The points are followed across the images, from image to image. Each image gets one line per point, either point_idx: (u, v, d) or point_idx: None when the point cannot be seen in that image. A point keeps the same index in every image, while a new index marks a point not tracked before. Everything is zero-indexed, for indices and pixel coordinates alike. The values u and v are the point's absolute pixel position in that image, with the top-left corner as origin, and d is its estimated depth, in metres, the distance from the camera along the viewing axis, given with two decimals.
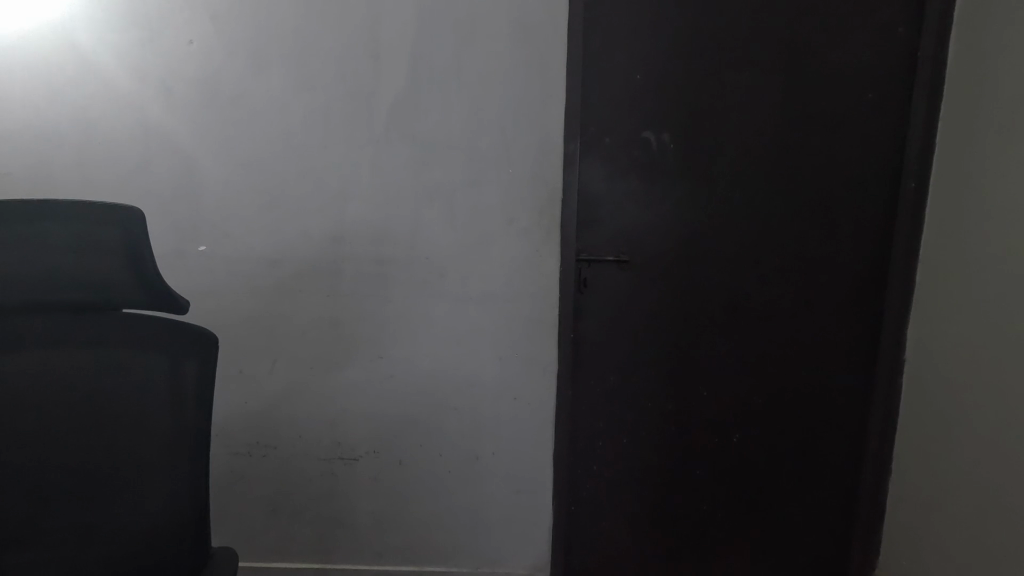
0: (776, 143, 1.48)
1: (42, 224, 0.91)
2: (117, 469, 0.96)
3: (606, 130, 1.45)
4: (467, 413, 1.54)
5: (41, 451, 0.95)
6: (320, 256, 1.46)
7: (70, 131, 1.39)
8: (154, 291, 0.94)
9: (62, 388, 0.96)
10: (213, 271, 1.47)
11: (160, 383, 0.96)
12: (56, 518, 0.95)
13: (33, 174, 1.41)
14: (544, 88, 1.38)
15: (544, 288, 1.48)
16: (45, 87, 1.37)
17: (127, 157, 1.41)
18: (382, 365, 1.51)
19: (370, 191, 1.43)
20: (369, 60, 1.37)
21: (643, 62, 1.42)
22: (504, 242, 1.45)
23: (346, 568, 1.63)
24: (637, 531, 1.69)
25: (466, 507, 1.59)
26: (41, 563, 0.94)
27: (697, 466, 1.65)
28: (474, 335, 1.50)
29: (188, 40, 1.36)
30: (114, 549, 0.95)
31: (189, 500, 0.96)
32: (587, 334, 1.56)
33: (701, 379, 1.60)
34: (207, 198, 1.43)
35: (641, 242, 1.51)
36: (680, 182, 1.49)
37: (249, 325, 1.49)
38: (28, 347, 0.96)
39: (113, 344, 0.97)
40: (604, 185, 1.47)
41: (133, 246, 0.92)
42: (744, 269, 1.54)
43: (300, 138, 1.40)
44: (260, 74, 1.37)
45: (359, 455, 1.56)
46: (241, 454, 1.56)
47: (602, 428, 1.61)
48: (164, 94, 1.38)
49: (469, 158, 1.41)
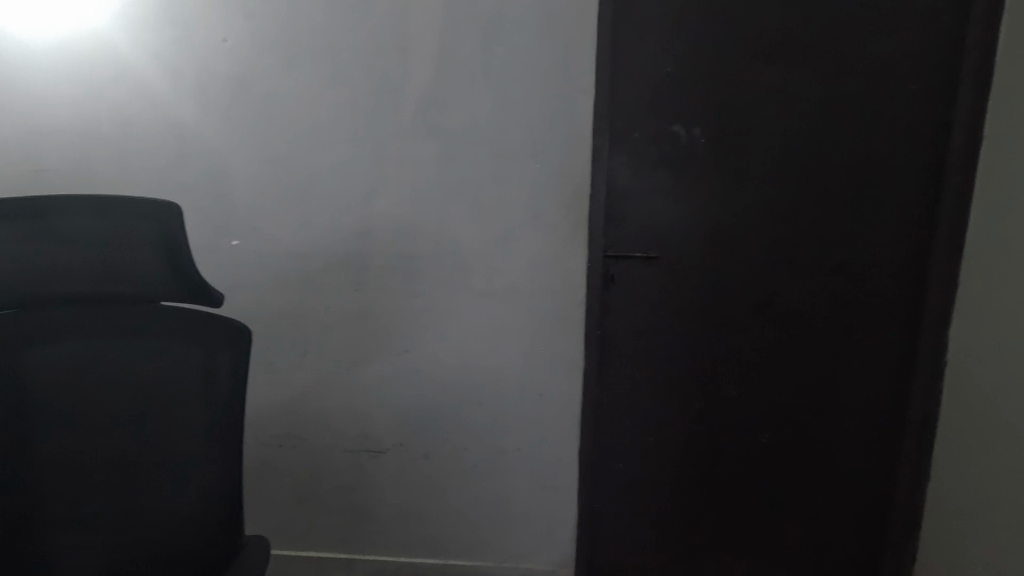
0: (812, 136, 1.44)
1: (83, 218, 0.93)
2: (155, 457, 0.98)
3: (634, 124, 1.43)
4: (492, 409, 1.54)
5: (82, 439, 0.97)
6: (348, 251, 1.47)
7: (108, 128, 1.44)
8: (189, 284, 0.96)
9: (103, 379, 0.98)
10: (245, 265, 1.50)
11: (196, 374, 0.99)
12: (95, 511, 0.98)
13: (74, 169, 1.46)
14: (571, 84, 1.37)
15: (570, 283, 1.47)
16: (86, 86, 1.41)
17: (162, 152, 1.45)
18: (408, 359, 1.52)
19: (396, 186, 1.44)
20: (395, 55, 1.38)
21: (673, 55, 1.40)
22: (530, 238, 1.45)
23: (371, 559, 1.65)
24: (663, 530, 1.67)
25: (490, 501, 1.60)
26: (83, 545, 0.97)
27: (725, 466, 1.62)
28: (499, 332, 1.50)
29: (222, 38, 1.38)
30: (153, 534, 0.98)
31: (222, 488, 0.99)
32: (613, 330, 1.54)
33: (732, 377, 1.57)
34: (239, 192, 1.46)
35: (670, 238, 1.48)
36: (710, 177, 1.46)
37: (279, 318, 1.52)
38: (59, 339, 0.97)
39: (151, 336, 0.99)
40: (631, 180, 1.45)
41: (169, 240, 0.95)
42: (777, 266, 1.50)
43: (328, 134, 1.42)
44: (289, 70, 1.39)
45: (385, 448, 1.58)
46: (271, 446, 1.60)
47: (628, 426, 1.60)
48: (198, 91, 1.41)
49: (494, 154, 1.41)
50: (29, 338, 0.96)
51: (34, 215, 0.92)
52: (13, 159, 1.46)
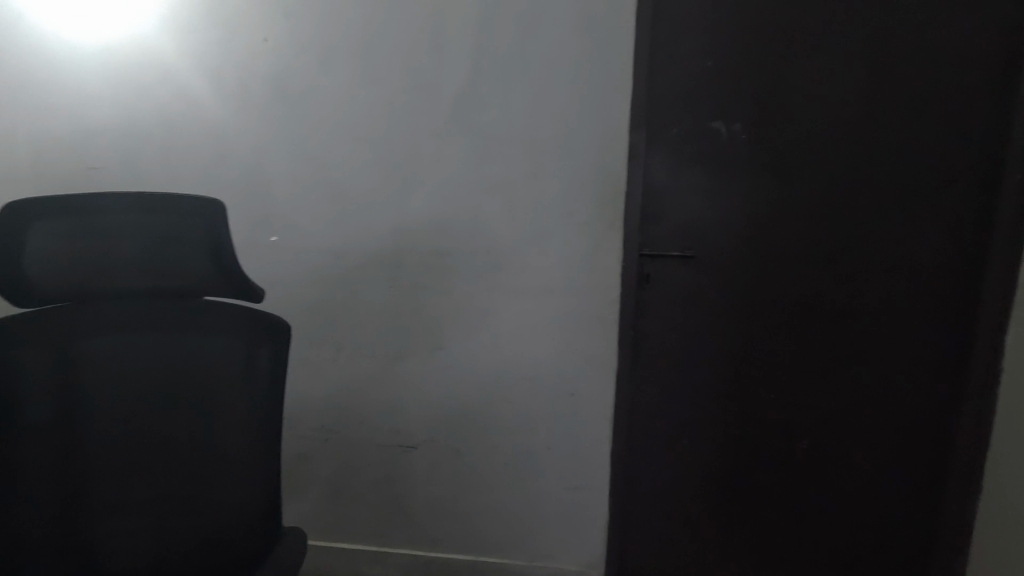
0: (860, 132, 1.38)
1: (131, 216, 0.95)
2: (197, 449, 1.00)
3: (673, 121, 1.40)
4: (523, 407, 1.53)
5: (130, 427, 1.00)
6: (381, 248, 1.49)
7: (155, 127, 1.48)
8: (233, 280, 0.98)
9: (149, 371, 1.00)
10: (283, 261, 1.52)
11: (237, 368, 0.99)
12: (141, 498, 0.99)
13: (122, 167, 1.51)
14: (608, 79, 1.35)
15: (604, 282, 1.45)
16: (135, 86, 1.46)
17: (205, 150, 1.48)
18: (441, 356, 1.53)
19: (431, 183, 1.44)
20: (432, 52, 1.38)
21: (715, 49, 1.36)
22: (564, 236, 1.43)
23: (401, 552, 1.67)
24: (696, 533, 1.64)
25: (520, 500, 1.60)
26: (130, 531, 0.99)
27: (762, 471, 1.58)
28: (531, 331, 1.49)
29: (264, 38, 1.41)
30: (196, 522, 1.00)
31: (260, 480, 0.99)
32: (647, 330, 1.52)
33: (770, 381, 1.53)
34: (278, 189, 1.49)
35: (707, 236, 1.45)
36: (751, 173, 1.41)
37: (315, 314, 1.54)
38: (110, 332, 1.00)
39: (194, 329, 1.00)
40: (668, 178, 1.42)
41: (213, 236, 0.96)
42: (819, 266, 1.45)
43: (365, 133, 1.43)
44: (329, 69, 1.41)
45: (417, 443, 1.59)
46: (307, 438, 1.62)
47: (662, 428, 1.58)
48: (239, 90, 1.44)
49: (529, 152, 1.40)
50: (81, 330, 0.99)
51: (84, 211, 0.94)
52: (66, 157, 1.52)
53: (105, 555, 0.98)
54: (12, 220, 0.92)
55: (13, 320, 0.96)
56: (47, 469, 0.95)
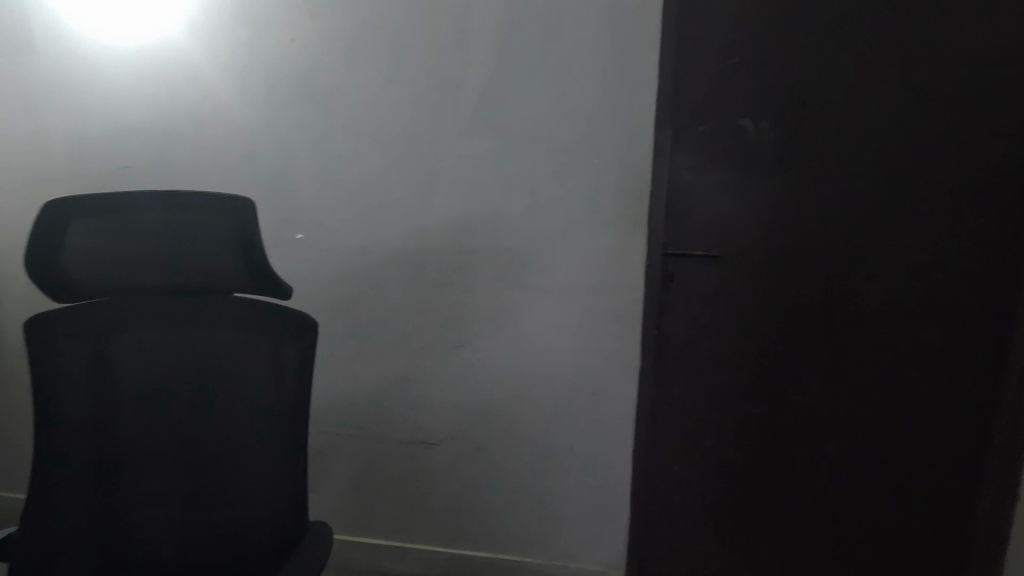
0: (893, 129, 1.34)
1: (164, 215, 0.97)
2: (223, 443, 1.00)
3: (699, 118, 1.38)
4: (544, 406, 1.53)
5: (161, 420, 1.01)
6: (405, 246, 1.50)
7: (186, 126, 1.51)
8: (260, 276, 0.98)
9: (179, 365, 1.02)
10: (308, 258, 1.55)
11: (266, 363, 1.00)
12: (170, 489, 1.00)
13: (153, 166, 1.55)
14: (633, 76, 1.33)
15: (627, 281, 1.44)
16: (166, 86, 1.49)
17: (234, 149, 1.51)
18: (463, 354, 1.53)
19: (455, 181, 1.44)
20: (456, 50, 1.38)
21: (742, 45, 1.34)
22: (587, 234, 1.43)
23: (423, 548, 1.68)
24: (718, 536, 1.62)
25: (541, 498, 1.60)
26: (160, 522, 0.99)
27: (787, 475, 1.56)
28: (553, 329, 1.49)
29: (291, 38, 1.43)
30: (222, 514, 0.99)
31: (285, 474, 0.99)
32: (671, 330, 1.51)
33: (796, 383, 1.50)
34: (303, 186, 1.50)
35: (733, 235, 1.43)
36: (780, 171, 1.39)
37: (339, 311, 1.56)
38: (144, 327, 1.02)
39: (224, 325, 1.02)
40: (693, 176, 1.40)
41: (242, 234, 0.97)
42: (850, 266, 1.42)
43: (390, 131, 1.44)
44: (354, 68, 1.42)
45: (439, 440, 1.60)
46: (330, 434, 1.64)
47: (684, 429, 1.56)
48: (267, 89, 1.46)
49: (552, 150, 1.40)
50: (116, 325, 1.01)
51: (119, 210, 0.97)
52: (101, 157, 1.56)
53: (139, 546, 0.99)
54: (52, 217, 0.94)
55: (52, 314, 0.99)
56: (84, 462, 0.98)
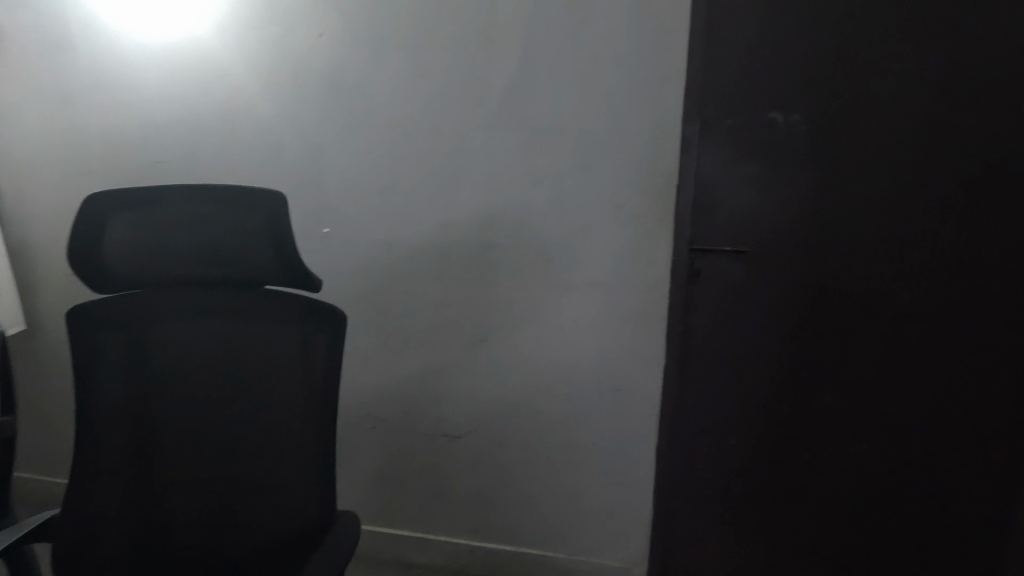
0: (931, 121, 1.30)
1: (197, 208, 0.99)
2: (253, 431, 1.02)
3: (727, 111, 1.36)
4: (568, 402, 1.53)
5: (194, 409, 1.03)
6: (430, 241, 1.51)
7: (217, 122, 1.54)
8: (291, 268, 1.00)
9: (211, 355, 1.04)
10: (335, 252, 1.57)
11: (295, 355, 1.01)
12: (201, 476, 1.02)
13: (186, 162, 1.58)
14: (661, 69, 1.32)
15: (652, 276, 1.43)
16: (198, 82, 1.52)
17: (262, 144, 1.53)
18: (486, 348, 1.54)
19: (480, 176, 1.45)
20: (481, 44, 1.38)
21: (772, 36, 1.31)
22: (613, 230, 1.42)
23: (445, 541, 1.70)
24: (743, 535, 1.60)
25: (562, 493, 1.60)
26: (191, 508, 1.02)
27: (814, 475, 1.53)
28: (577, 324, 1.48)
29: (319, 33, 1.44)
30: (252, 500, 1.01)
31: (313, 464, 0.99)
32: (696, 327, 1.49)
33: (825, 381, 1.48)
34: (330, 181, 1.52)
35: (761, 231, 1.40)
36: (811, 165, 1.36)
37: (364, 304, 1.58)
38: (177, 318, 1.04)
39: (256, 316, 1.04)
40: (721, 170, 1.38)
41: (273, 227, 0.98)
42: (883, 262, 1.39)
43: (415, 126, 1.45)
44: (380, 62, 1.43)
45: (462, 433, 1.61)
46: (355, 425, 1.67)
47: (709, 426, 1.55)
48: (295, 85, 1.48)
49: (578, 144, 1.39)
50: (153, 316, 1.04)
51: (155, 203, 0.99)
52: (136, 152, 1.60)
53: (174, 533, 1.01)
54: (92, 211, 0.97)
55: (92, 305, 1.02)
56: (122, 447, 1.01)
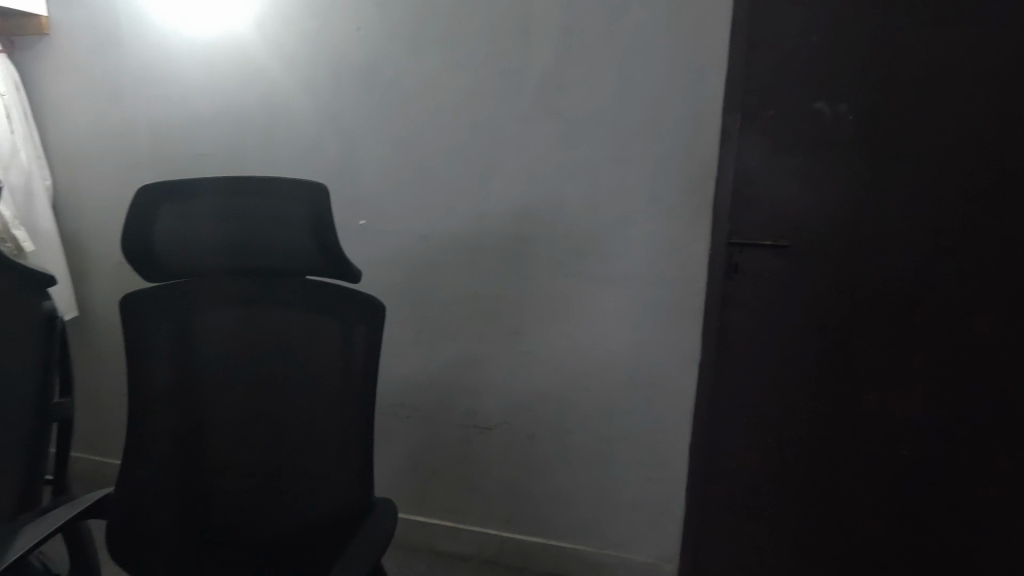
0: (990, 110, 1.24)
1: (244, 198, 1.01)
2: (295, 418, 1.04)
3: (770, 101, 1.32)
4: (600, 396, 1.53)
5: (239, 395, 1.06)
6: (464, 233, 1.51)
7: (257, 115, 1.57)
8: (333, 259, 1.02)
9: (255, 343, 1.07)
10: (371, 243, 1.59)
11: (336, 344, 1.03)
12: (245, 460, 1.05)
13: (229, 155, 1.62)
14: (701, 58, 1.29)
15: (689, 271, 1.40)
16: (240, 76, 1.55)
17: (301, 136, 1.56)
18: (518, 341, 1.54)
19: (514, 168, 1.44)
20: (517, 35, 1.37)
21: (819, 22, 1.26)
22: (649, 222, 1.40)
23: (476, 531, 1.71)
24: (777, 534, 1.57)
25: (593, 487, 1.60)
26: (236, 490, 1.05)
27: (853, 476, 1.49)
28: (611, 318, 1.47)
29: (357, 27, 1.45)
30: (294, 484, 1.03)
31: (352, 452, 1.01)
32: (733, 322, 1.46)
33: (868, 381, 1.43)
34: (366, 173, 1.54)
35: (804, 225, 1.36)
36: (858, 157, 1.31)
37: (398, 295, 1.60)
38: (221, 307, 1.07)
39: (298, 306, 1.06)
40: (762, 163, 1.35)
41: (315, 218, 1.00)
42: (934, 258, 1.33)
43: (449, 117, 1.45)
44: (416, 54, 1.44)
45: (493, 425, 1.62)
46: (389, 414, 1.69)
47: (744, 423, 1.52)
48: (332, 78, 1.50)
49: (615, 135, 1.37)
50: (199, 305, 1.07)
51: (203, 194, 1.01)
52: (181, 145, 1.65)
53: (219, 513, 1.05)
54: (146, 200, 1.01)
55: (144, 292, 1.06)
56: (171, 430, 1.05)
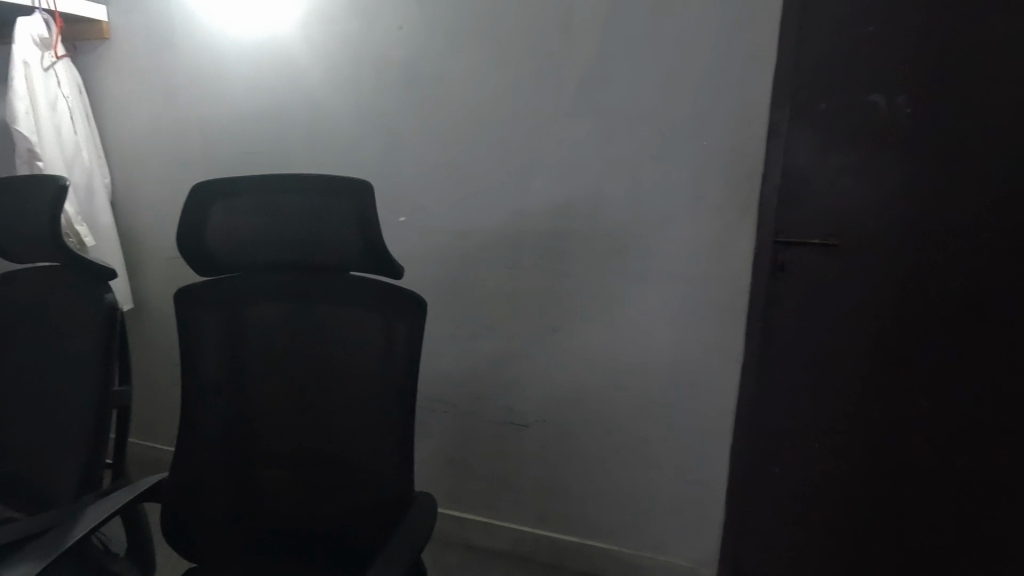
0: None
1: (292, 195, 1.04)
2: (338, 411, 1.06)
3: (822, 95, 1.27)
4: (638, 396, 1.51)
5: (285, 387, 1.09)
6: (502, 230, 1.51)
7: (302, 114, 1.61)
8: (376, 256, 1.03)
9: (302, 337, 1.09)
10: (411, 240, 1.61)
11: (378, 339, 1.05)
12: (290, 452, 1.08)
13: (276, 153, 1.66)
14: (750, 51, 1.25)
15: (733, 269, 1.37)
16: (286, 75, 1.59)
17: (344, 134, 1.59)
18: (555, 339, 1.54)
19: (553, 165, 1.44)
20: (559, 31, 1.36)
21: (877, 12, 1.21)
22: (691, 220, 1.37)
23: (510, 526, 1.72)
24: (820, 542, 1.52)
25: (630, 487, 1.58)
26: (281, 479, 1.08)
27: (905, 485, 1.42)
28: (650, 316, 1.45)
29: (399, 26, 1.47)
30: (336, 477, 1.06)
31: (392, 447, 1.02)
32: (778, 322, 1.42)
33: (922, 387, 1.37)
34: (406, 171, 1.56)
35: (856, 223, 1.31)
36: (917, 152, 1.25)
37: (436, 292, 1.61)
38: (269, 301, 1.10)
39: (343, 301, 1.08)
40: (813, 158, 1.30)
41: (360, 214, 1.01)
42: (998, 260, 1.26)
43: (489, 115, 1.45)
44: (457, 52, 1.44)
45: (530, 423, 1.62)
46: (426, 409, 1.71)
47: (788, 427, 1.48)
48: (375, 77, 1.52)
49: (657, 132, 1.35)
50: (249, 298, 1.11)
51: (254, 190, 1.04)
52: (230, 143, 1.70)
53: (265, 502, 1.08)
54: (200, 197, 1.04)
55: (197, 286, 1.10)
56: (220, 421, 1.08)
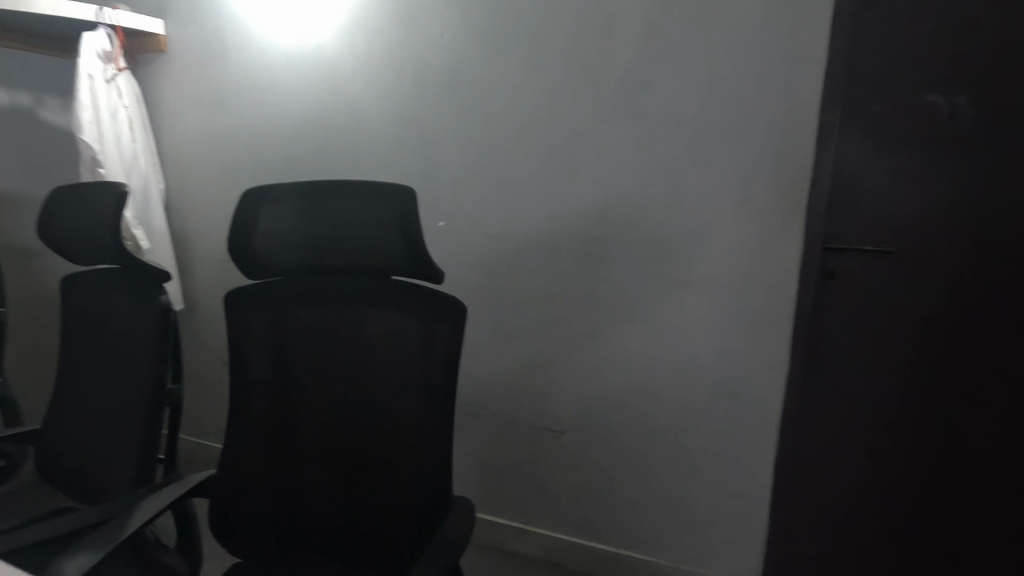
0: None
1: (337, 200, 1.06)
2: (378, 413, 1.08)
3: (876, 95, 1.23)
4: (678, 404, 1.48)
5: (327, 388, 1.11)
6: (540, 234, 1.51)
7: (345, 120, 1.64)
8: (417, 260, 1.04)
9: (345, 340, 1.11)
10: (449, 244, 1.62)
11: (418, 342, 1.05)
12: (332, 452, 1.10)
13: (321, 158, 1.70)
14: (799, 50, 1.21)
15: (780, 275, 1.32)
16: (330, 82, 1.63)
17: (385, 140, 1.62)
18: (593, 344, 1.52)
19: (592, 169, 1.42)
20: (600, 34, 1.35)
21: (934, 10, 1.16)
22: (736, 226, 1.33)
23: (545, 532, 1.70)
24: (871, 563, 1.45)
25: (668, 497, 1.55)
26: (323, 478, 1.10)
27: (964, 506, 1.35)
28: (692, 323, 1.42)
29: (439, 33, 1.49)
30: (376, 477, 1.07)
31: (430, 450, 1.03)
32: (828, 332, 1.37)
33: (984, 402, 1.29)
34: (445, 176, 1.58)
35: (912, 228, 1.25)
36: (979, 154, 1.19)
37: (474, 295, 1.62)
38: (313, 304, 1.13)
39: (384, 305, 1.09)
40: (865, 161, 1.25)
41: (402, 219, 1.03)
42: None
43: (528, 119, 1.45)
44: (496, 58, 1.45)
45: (566, 428, 1.60)
46: (463, 413, 1.72)
47: (837, 441, 1.42)
48: (416, 83, 1.54)
49: (701, 134, 1.32)
50: (293, 301, 1.13)
51: (302, 195, 1.08)
52: (277, 150, 1.75)
53: (307, 500, 1.10)
54: (252, 201, 1.08)
55: (246, 289, 1.13)
56: (266, 420, 1.11)
